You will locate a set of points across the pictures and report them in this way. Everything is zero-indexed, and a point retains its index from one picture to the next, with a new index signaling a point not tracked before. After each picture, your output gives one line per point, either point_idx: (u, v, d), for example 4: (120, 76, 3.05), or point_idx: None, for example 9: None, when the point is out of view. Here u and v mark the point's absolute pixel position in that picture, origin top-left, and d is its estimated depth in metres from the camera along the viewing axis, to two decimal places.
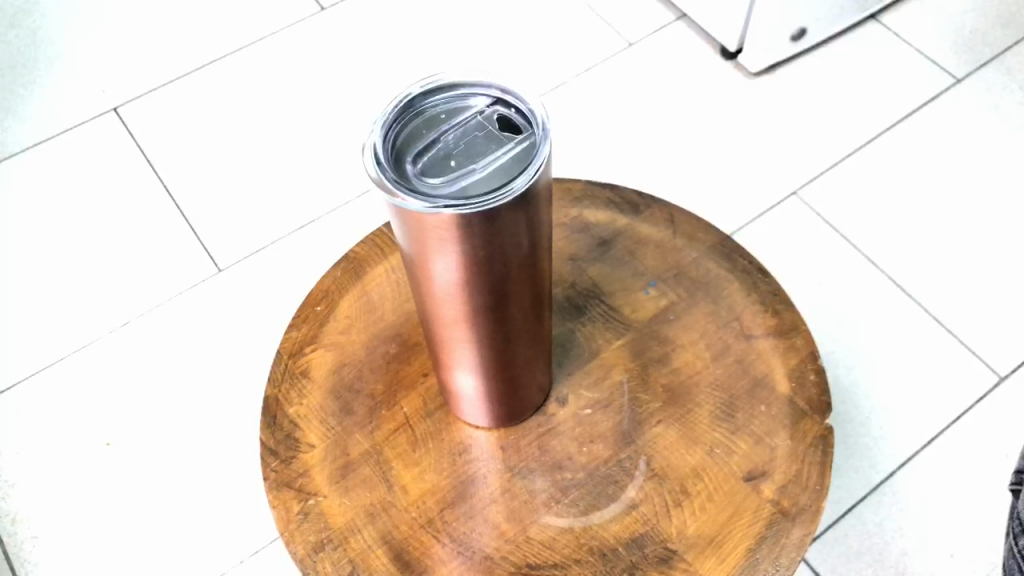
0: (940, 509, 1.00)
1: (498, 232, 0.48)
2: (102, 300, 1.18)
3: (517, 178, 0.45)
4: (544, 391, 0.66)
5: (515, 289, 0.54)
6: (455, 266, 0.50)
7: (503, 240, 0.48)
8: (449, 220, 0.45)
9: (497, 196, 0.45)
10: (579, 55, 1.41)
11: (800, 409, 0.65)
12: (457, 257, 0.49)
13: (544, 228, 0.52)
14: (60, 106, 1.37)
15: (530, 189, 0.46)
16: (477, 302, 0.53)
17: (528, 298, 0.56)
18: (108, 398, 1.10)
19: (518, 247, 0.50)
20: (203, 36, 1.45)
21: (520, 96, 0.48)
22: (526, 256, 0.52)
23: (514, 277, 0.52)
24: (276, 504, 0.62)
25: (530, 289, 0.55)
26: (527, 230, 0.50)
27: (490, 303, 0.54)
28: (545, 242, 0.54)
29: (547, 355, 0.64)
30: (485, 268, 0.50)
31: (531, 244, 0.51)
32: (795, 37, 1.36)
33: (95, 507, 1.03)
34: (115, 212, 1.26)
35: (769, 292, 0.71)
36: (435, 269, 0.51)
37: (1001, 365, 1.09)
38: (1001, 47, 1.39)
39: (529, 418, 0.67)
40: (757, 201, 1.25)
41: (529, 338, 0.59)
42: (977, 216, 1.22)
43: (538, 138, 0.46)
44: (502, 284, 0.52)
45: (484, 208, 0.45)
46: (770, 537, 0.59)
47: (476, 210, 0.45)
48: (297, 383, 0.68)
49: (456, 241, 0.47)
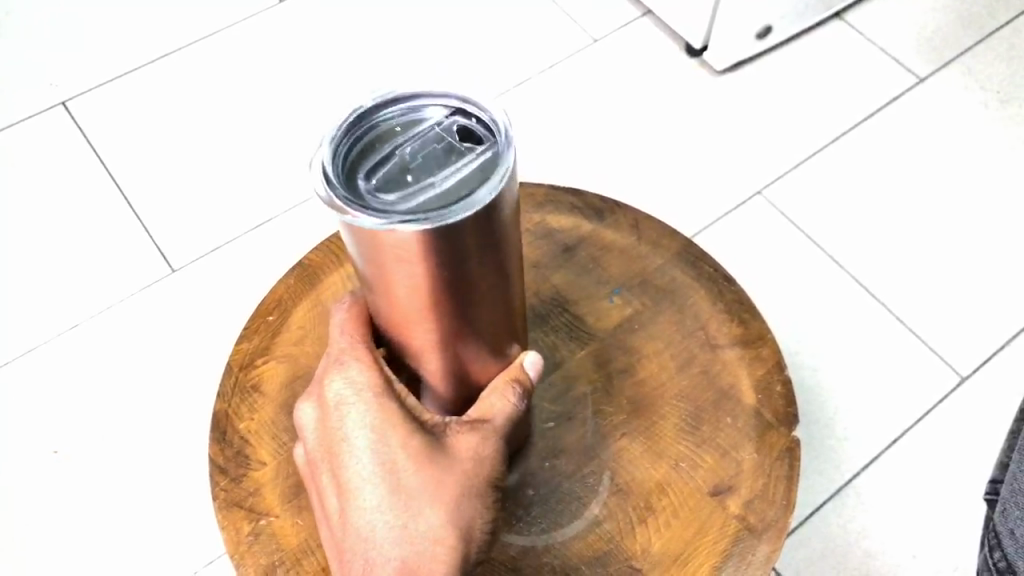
0: (903, 511, 1.01)
1: (457, 252, 0.45)
2: (49, 302, 1.14)
3: (472, 191, 0.43)
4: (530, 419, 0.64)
5: (479, 308, 0.52)
6: (416, 285, 0.48)
7: (466, 255, 0.46)
8: (404, 239, 0.43)
9: (456, 207, 0.43)
10: (542, 52, 1.39)
11: (766, 421, 0.64)
12: (414, 275, 0.47)
13: (511, 250, 0.50)
14: (6, 100, 1.32)
15: (496, 201, 0.44)
16: (447, 321, 0.51)
17: (496, 321, 0.54)
18: (57, 402, 1.07)
19: (478, 270, 0.48)
20: (156, 29, 1.41)
21: (480, 105, 0.46)
22: (497, 273, 0.50)
23: (478, 298, 0.50)
24: (225, 525, 0.60)
25: (497, 310, 0.53)
26: (489, 252, 0.47)
27: (460, 322, 0.52)
28: (512, 269, 0.52)
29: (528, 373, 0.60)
30: (449, 286, 0.48)
31: (495, 268, 0.49)
32: (760, 35, 1.34)
33: (42, 518, 1.00)
34: (62, 210, 1.21)
35: (734, 300, 0.69)
36: (404, 289, 0.48)
37: (963, 366, 1.09)
38: (964, 46, 1.38)
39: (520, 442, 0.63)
40: (720, 201, 1.24)
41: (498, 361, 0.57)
42: (940, 216, 1.22)
43: (500, 147, 0.44)
44: (469, 303, 0.50)
45: (438, 221, 0.42)
46: (737, 553, 0.58)
47: (431, 223, 0.42)
48: (247, 397, 0.65)
49: (419, 261, 0.45)
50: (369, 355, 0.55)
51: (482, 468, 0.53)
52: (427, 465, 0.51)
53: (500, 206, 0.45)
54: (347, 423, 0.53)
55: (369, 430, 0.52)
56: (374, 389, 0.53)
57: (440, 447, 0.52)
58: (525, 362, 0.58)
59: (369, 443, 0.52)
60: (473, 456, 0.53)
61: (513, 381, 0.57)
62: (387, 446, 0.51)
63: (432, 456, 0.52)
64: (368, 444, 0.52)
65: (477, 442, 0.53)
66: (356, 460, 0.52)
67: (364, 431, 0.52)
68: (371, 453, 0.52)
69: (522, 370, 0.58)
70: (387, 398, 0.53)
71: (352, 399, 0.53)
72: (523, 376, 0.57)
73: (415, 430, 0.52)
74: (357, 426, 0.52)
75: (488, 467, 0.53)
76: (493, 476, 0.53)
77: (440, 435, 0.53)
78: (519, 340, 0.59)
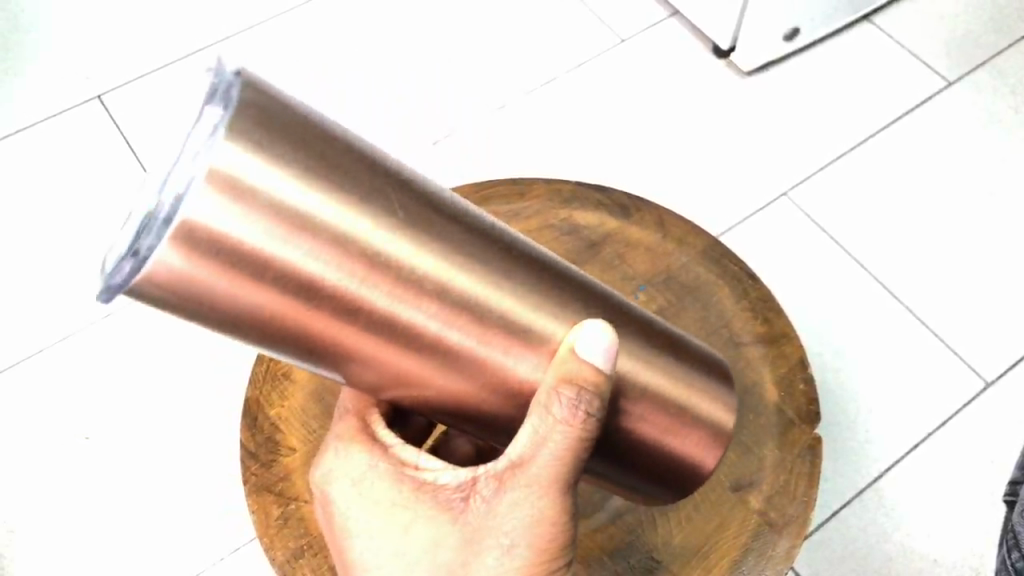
0: (924, 515, 1.01)
1: (252, 208, 0.34)
2: (81, 291, 1.16)
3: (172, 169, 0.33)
4: (699, 411, 0.52)
5: (395, 259, 0.38)
6: (300, 302, 0.37)
7: (304, 222, 0.35)
8: (173, 272, 0.34)
9: (167, 201, 0.33)
10: (569, 51, 1.40)
11: (788, 418, 0.66)
12: (280, 290, 0.37)
13: (364, 162, 0.37)
14: (42, 93, 1.34)
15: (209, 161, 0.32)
16: (374, 307, 0.39)
17: (436, 271, 0.40)
18: (88, 392, 1.09)
19: (320, 205, 0.35)
20: (189, 24, 1.43)
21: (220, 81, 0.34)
22: (420, 215, 0.39)
23: (377, 246, 0.37)
24: (254, 509, 0.62)
25: (423, 251, 0.39)
26: (308, 179, 0.35)
27: (384, 295, 0.39)
28: (402, 190, 0.38)
29: (629, 384, 0.50)
30: (322, 253, 0.36)
31: (358, 191, 0.36)
32: (787, 37, 1.34)
33: (75, 503, 1.03)
34: (95, 202, 1.24)
35: (758, 298, 0.71)
36: (315, 324, 0.39)
37: (988, 371, 1.09)
38: (993, 51, 1.38)
39: (719, 463, 0.54)
40: (745, 202, 1.24)
41: (496, 353, 0.44)
42: (967, 220, 1.22)
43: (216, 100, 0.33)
44: (371, 260, 0.38)
45: (171, 224, 0.33)
46: (757, 548, 0.61)
47: (169, 230, 0.33)
48: (278, 384, 0.67)
49: (326, 258, 0.36)
50: (362, 420, 0.55)
51: (513, 536, 0.49)
52: (439, 552, 0.50)
53: (235, 137, 0.33)
54: (350, 522, 0.53)
55: (373, 527, 0.52)
56: (374, 471, 0.53)
57: (451, 525, 0.51)
58: (577, 348, 0.45)
59: (373, 541, 0.52)
60: (490, 525, 0.49)
61: (566, 383, 0.46)
62: (393, 542, 0.52)
63: (444, 540, 0.51)
64: (374, 543, 0.52)
65: (495, 505, 0.50)
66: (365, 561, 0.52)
67: (368, 530, 0.52)
68: (376, 551, 0.52)
69: (573, 360, 0.45)
70: (386, 479, 0.53)
71: (352, 490, 0.53)
72: (571, 368, 0.45)
73: (424, 514, 0.52)
74: (358, 512, 0.53)
75: (516, 532, 0.49)
76: (531, 542, 0.49)
77: (460, 506, 0.51)
78: (538, 294, 0.44)
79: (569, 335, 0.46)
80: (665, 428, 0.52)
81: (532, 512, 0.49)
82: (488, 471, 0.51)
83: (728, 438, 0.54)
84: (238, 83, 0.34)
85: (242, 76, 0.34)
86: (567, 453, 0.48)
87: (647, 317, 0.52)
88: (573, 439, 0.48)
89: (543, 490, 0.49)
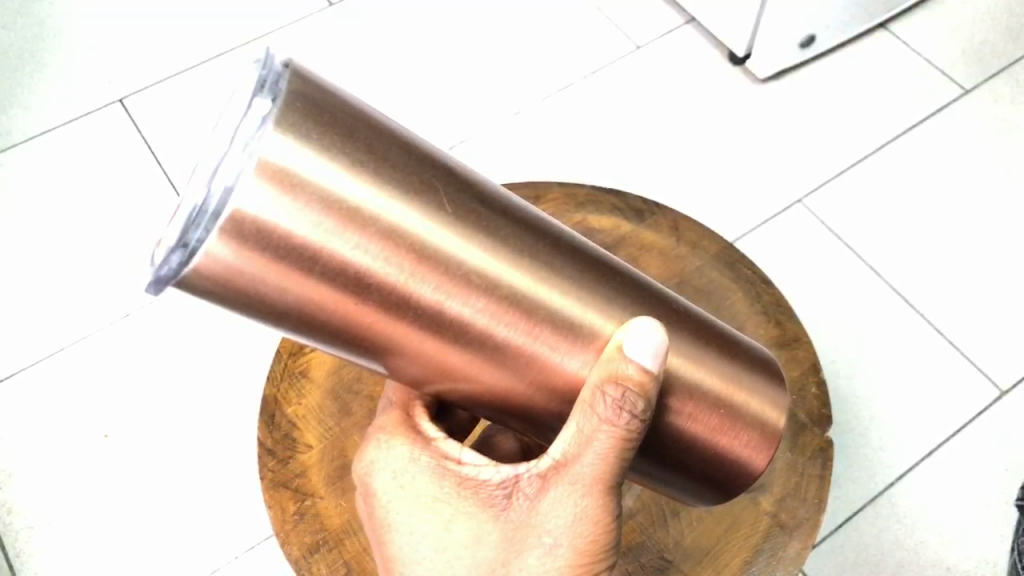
0: (937, 522, 1.01)
1: (303, 198, 0.35)
2: (102, 292, 1.17)
3: (218, 158, 0.34)
4: (749, 413, 0.51)
5: (441, 249, 0.39)
6: (349, 295, 0.38)
7: (351, 213, 0.36)
8: (224, 263, 0.35)
9: (215, 191, 0.34)
10: (586, 58, 1.40)
11: (801, 422, 0.66)
12: (332, 281, 0.37)
13: (410, 156, 0.38)
14: (65, 96, 1.36)
15: (260, 148, 0.33)
16: (422, 299, 0.40)
17: (481, 267, 0.40)
18: (109, 392, 1.11)
19: (367, 196, 0.36)
20: (210, 30, 1.44)
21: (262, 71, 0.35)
22: (466, 212, 0.40)
23: (424, 238, 0.38)
24: (270, 504, 0.63)
25: (469, 243, 0.40)
26: (352, 169, 0.36)
27: (432, 287, 0.39)
28: (449, 184, 0.39)
29: (678, 382, 0.50)
30: (369, 244, 0.37)
31: (405, 184, 0.37)
32: (804, 45, 1.34)
33: (94, 501, 1.04)
34: (115, 204, 1.25)
35: (771, 302, 0.71)
36: (363, 316, 0.40)
37: (1003, 379, 1.09)
38: (1010, 59, 1.38)
39: (767, 465, 0.53)
40: (760, 209, 1.25)
41: (544, 349, 0.45)
42: (982, 228, 1.22)
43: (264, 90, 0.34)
44: (418, 251, 0.38)
45: (219, 216, 0.34)
46: (769, 549, 0.62)
47: (218, 222, 0.34)
48: (296, 382, 0.68)
49: (374, 248, 0.37)
50: (405, 411, 0.56)
51: (552, 535, 0.49)
52: (480, 548, 0.51)
53: (283, 130, 0.34)
54: (391, 516, 0.54)
55: (415, 520, 0.53)
56: (414, 464, 0.54)
57: (492, 522, 0.51)
58: (624, 346, 0.45)
59: (413, 535, 0.52)
60: (531, 523, 0.49)
61: (612, 382, 0.45)
62: (434, 538, 0.52)
63: (485, 537, 0.51)
64: (414, 538, 0.52)
65: (537, 503, 0.50)
66: (405, 556, 0.53)
67: (408, 524, 0.53)
68: (417, 547, 0.52)
69: (620, 357, 0.45)
70: (429, 473, 0.53)
71: (393, 484, 0.54)
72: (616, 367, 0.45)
73: (465, 510, 0.52)
74: (399, 507, 0.53)
75: (559, 530, 0.48)
76: (569, 542, 0.48)
77: (503, 503, 0.51)
78: (584, 288, 0.45)
79: (618, 331, 0.46)
80: (714, 428, 0.51)
81: (575, 510, 0.48)
82: (531, 470, 0.51)
83: (779, 439, 0.53)
84: (285, 76, 0.35)
85: (289, 70, 0.35)
86: (612, 453, 0.48)
87: (692, 311, 0.52)
88: (618, 440, 0.47)
89: (586, 490, 0.48)
